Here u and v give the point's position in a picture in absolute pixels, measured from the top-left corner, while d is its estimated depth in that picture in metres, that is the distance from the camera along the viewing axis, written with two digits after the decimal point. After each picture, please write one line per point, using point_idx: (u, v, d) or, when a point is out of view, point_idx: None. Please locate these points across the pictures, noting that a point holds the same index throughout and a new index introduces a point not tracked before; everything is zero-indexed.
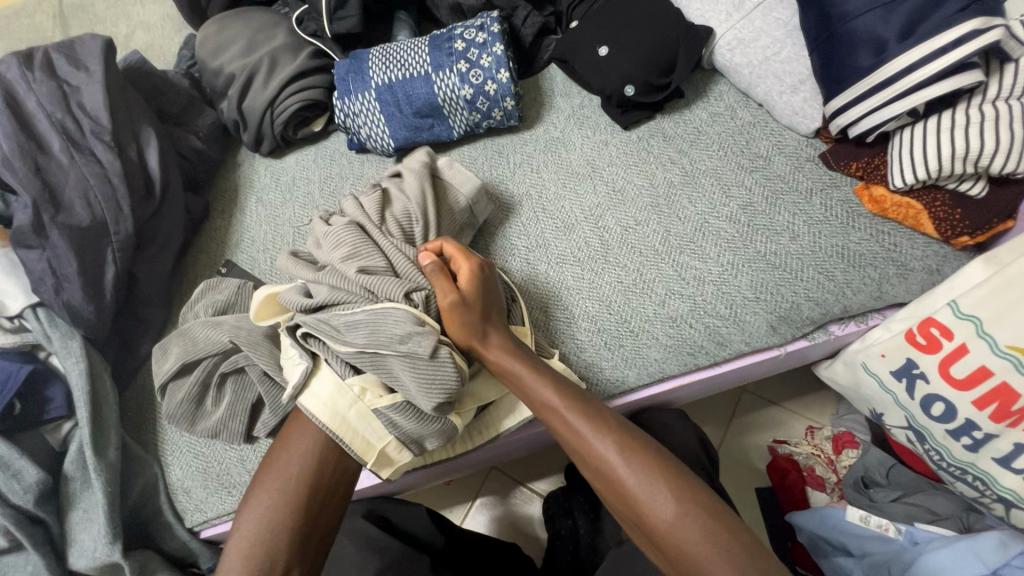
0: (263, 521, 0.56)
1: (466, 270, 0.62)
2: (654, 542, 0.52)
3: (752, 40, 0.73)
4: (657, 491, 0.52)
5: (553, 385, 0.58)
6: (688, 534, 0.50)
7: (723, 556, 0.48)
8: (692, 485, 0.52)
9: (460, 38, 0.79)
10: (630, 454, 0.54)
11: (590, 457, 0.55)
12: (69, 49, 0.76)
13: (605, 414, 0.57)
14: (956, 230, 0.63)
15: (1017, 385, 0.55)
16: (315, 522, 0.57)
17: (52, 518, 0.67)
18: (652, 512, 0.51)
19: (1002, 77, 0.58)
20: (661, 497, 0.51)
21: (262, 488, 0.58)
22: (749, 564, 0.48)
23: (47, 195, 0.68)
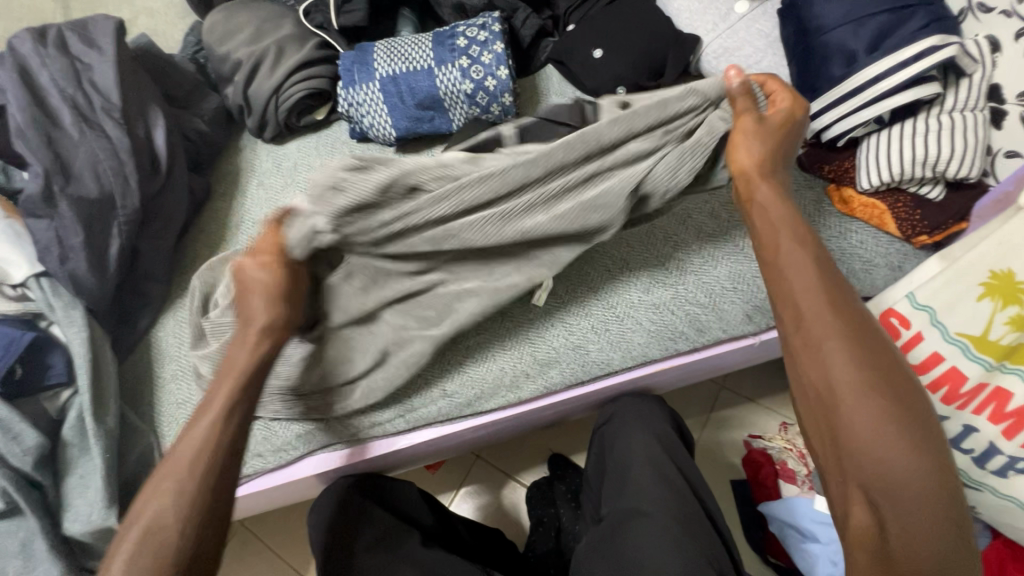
0: (181, 463, 0.52)
1: (779, 102, 0.60)
2: (866, 495, 0.43)
3: (736, 49, 0.78)
4: (889, 433, 0.42)
5: (817, 277, 0.49)
6: (904, 472, 0.42)
7: (938, 532, 0.41)
8: (941, 452, 0.43)
9: (462, 35, 0.82)
10: (877, 386, 0.44)
11: (818, 373, 0.46)
12: (83, 29, 0.78)
13: (879, 346, 0.46)
14: (916, 230, 0.68)
15: (966, 369, 0.60)
16: (224, 444, 0.53)
17: (49, 482, 0.69)
18: (880, 454, 0.42)
19: (958, 90, 0.64)
20: (899, 442, 0.42)
21: (172, 466, 0.52)
22: (957, 547, 0.41)
23: (58, 165, 0.70)
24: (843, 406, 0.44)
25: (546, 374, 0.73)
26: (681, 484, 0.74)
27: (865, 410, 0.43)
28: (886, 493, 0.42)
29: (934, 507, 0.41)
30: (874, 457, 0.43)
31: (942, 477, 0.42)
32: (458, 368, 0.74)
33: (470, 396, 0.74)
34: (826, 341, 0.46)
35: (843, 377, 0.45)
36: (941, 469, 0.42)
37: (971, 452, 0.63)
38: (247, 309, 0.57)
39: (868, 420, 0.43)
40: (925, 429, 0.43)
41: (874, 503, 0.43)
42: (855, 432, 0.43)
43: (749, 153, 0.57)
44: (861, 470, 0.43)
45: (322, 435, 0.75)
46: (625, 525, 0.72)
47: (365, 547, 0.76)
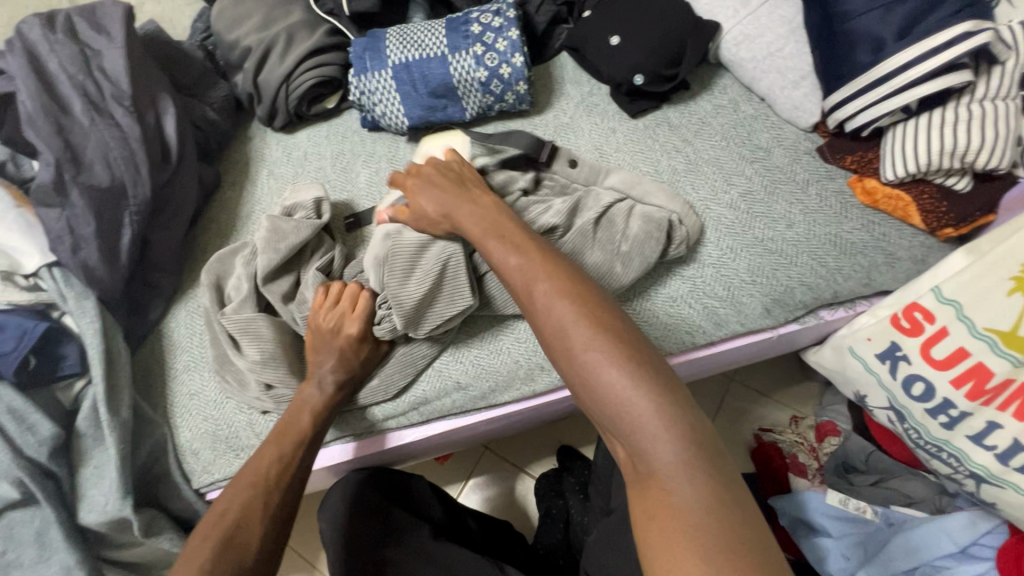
0: (243, 494, 0.60)
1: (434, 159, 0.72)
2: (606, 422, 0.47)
3: (757, 37, 0.76)
4: (616, 365, 0.47)
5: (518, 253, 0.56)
6: (614, 390, 0.46)
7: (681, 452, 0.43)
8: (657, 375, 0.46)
9: (476, 22, 0.81)
10: (586, 325, 0.49)
11: (547, 325, 0.51)
12: (91, 14, 0.76)
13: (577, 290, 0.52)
14: (941, 222, 0.67)
15: (993, 365, 0.59)
16: (281, 483, 0.62)
17: (65, 472, 0.69)
18: (608, 385, 0.46)
19: (989, 78, 0.62)
20: (611, 373, 0.47)
21: (243, 481, 0.61)
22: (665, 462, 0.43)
23: (70, 154, 0.69)
24: (570, 335, 0.49)
25: None
26: None
27: (580, 347, 0.48)
28: (619, 423, 0.46)
29: (662, 411, 0.45)
30: (595, 375, 0.47)
31: (672, 396, 0.45)
32: (473, 361, 0.73)
33: (482, 390, 0.73)
34: (541, 289, 0.52)
35: (550, 322, 0.51)
36: (661, 383, 0.46)
37: (994, 449, 0.62)
38: (319, 355, 0.69)
39: (587, 350, 0.48)
40: (641, 354, 0.48)
41: (618, 432, 0.46)
42: (583, 366, 0.48)
43: (423, 210, 0.68)
44: (600, 400, 0.47)
45: (340, 426, 0.75)
46: (635, 520, 0.71)
47: (376, 542, 0.76)
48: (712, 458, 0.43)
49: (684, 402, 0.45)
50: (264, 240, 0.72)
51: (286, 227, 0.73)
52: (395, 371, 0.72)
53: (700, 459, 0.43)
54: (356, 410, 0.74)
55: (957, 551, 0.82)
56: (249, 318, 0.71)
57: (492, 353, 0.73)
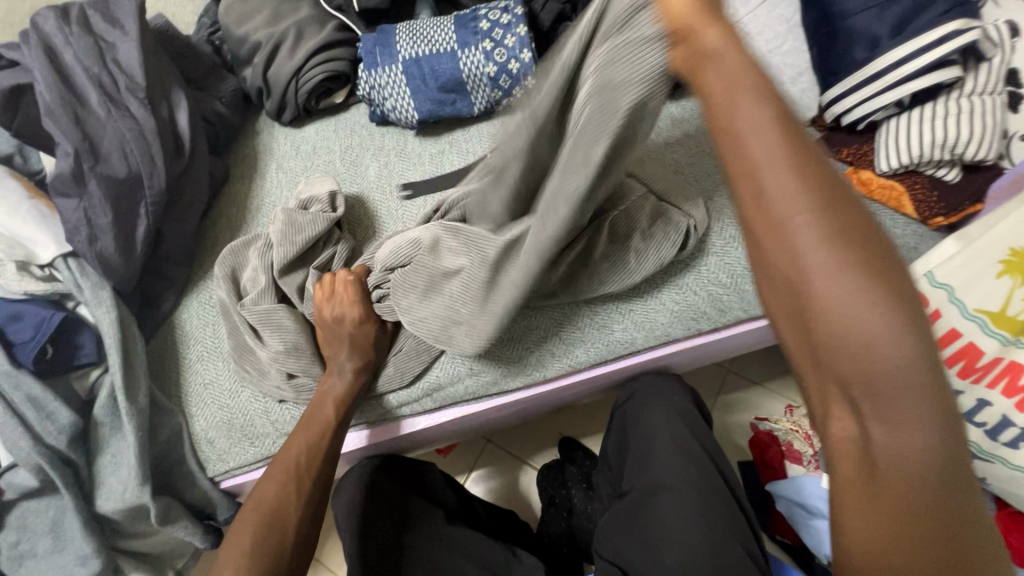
0: (279, 477, 0.63)
1: None
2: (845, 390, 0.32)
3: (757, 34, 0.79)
4: (889, 319, 0.31)
5: (767, 115, 0.35)
6: (893, 355, 0.30)
7: (940, 445, 0.31)
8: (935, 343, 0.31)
9: (485, 18, 0.83)
10: (851, 254, 0.31)
11: (780, 242, 0.33)
12: (104, 7, 0.77)
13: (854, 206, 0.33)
14: (933, 211, 0.70)
15: (983, 344, 0.62)
16: (312, 467, 0.64)
17: (82, 461, 0.69)
18: (874, 346, 0.31)
19: (978, 73, 0.65)
20: (883, 327, 0.31)
21: (278, 465, 0.64)
22: (922, 452, 0.31)
23: (87, 145, 0.70)
24: (811, 272, 0.32)
25: (570, 353, 0.75)
26: (703, 458, 0.75)
27: (844, 286, 0.31)
28: (866, 394, 0.32)
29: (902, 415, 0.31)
30: (850, 337, 0.31)
31: (940, 396, 0.31)
32: (486, 348, 0.75)
33: (495, 376, 0.75)
34: (755, 172, 0.34)
35: (793, 240, 0.33)
36: (916, 375, 0.31)
37: (982, 425, 0.65)
38: (334, 346, 0.71)
39: (828, 299, 0.32)
40: (909, 332, 0.31)
41: (863, 404, 0.32)
42: (832, 309, 0.32)
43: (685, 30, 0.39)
44: (852, 363, 0.32)
45: (355, 413, 0.77)
46: (652, 501, 0.74)
47: (392, 527, 0.77)
48: (963, 464, 0.32)
49: (942, 388, 0.31)
50: (279, 233, 0.73)
51: (301, 220, 0.73)
52: (409, 358, 0.74)
53: (954, 463, 0.31)
54: (370, 396, 0.76)
55: None
56: (270, 309, 0.72)
57: (505, 340, 0.75)
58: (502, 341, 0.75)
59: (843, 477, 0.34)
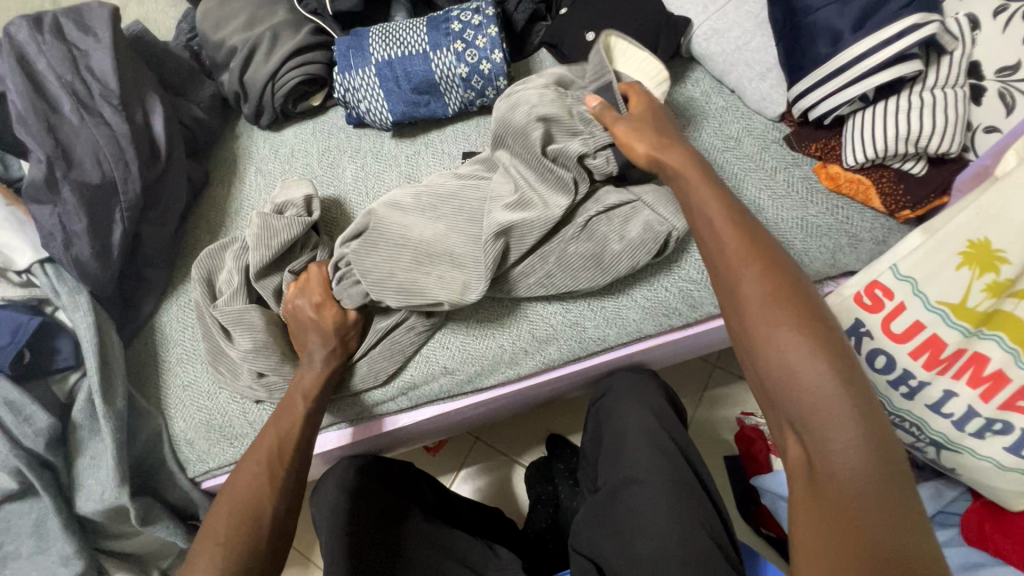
0: (250, 472, 0.62)
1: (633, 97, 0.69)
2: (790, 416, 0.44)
3: (726, 31, 0.80)
4: (805, 354, 0.43)
5: (722, 203, 0.53)
6: (816, 383, 0.42)
7: (866, 454, 0.40)
8: (848, 369, 0.43)
9: (456, 20, 0.83)
10: (785, 304, 0.46)
11: (739, 298, 0.48)
12: (78, 16, 0.78)
13: (781, 270, 0.48)
14: (900, 205, 0.70)
15: (946, 336, 0.63)
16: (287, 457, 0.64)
17: (61, 463, 0.70)
18: (804, 376, 0.43)
19: (939, 67, 0.66)
20: (807, 364, 0.43)
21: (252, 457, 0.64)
22: (855, 465, 0.41)
23: (60, 152, 0.71)
24: (778, 331, 0.45)
25: (543, 351, 0.76)
26: (675, 452, 0.76)
27: (774, 329, 0.45)
28: (804, 414, 0.43)
29: (881, 436, 0.41)
30: (790, 372, 0.44)
31: (864, 405, 0.42)
32: (459, 345, 0.76)
33: (469, 374, 0.76)
34: (742, 271, 0.48)
35: (747, 296, 0.47)
36: (862, 391, 0.42)
37: (950, 416, 0.66)
38: (302, 333, 0.72)
39: (795, 353, 0.44)
40: (844, 357, 0.43)
41: (798, 426, 0.43)
42: (768, 347, 0.45)
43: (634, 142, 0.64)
44: (793, 393, 0.43)
45: (333, 413, 0.77)
46: (623, 494, 0.74)
47: (367, 524, 0.77)
48: (897, 470, 0.41)
49: (871, 402, 0.42)
50: (253, 236, 0.73)
51: (275, 224, 0.74)
52: (382, 358, 0.74)
53: (887, 473, 0.40)
54: (348, 397, 0.77)
55: None
56: (240, 310, 0.73)
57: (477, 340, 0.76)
58: (474, 340, 0.76)
59: (798, 489, 0.44)
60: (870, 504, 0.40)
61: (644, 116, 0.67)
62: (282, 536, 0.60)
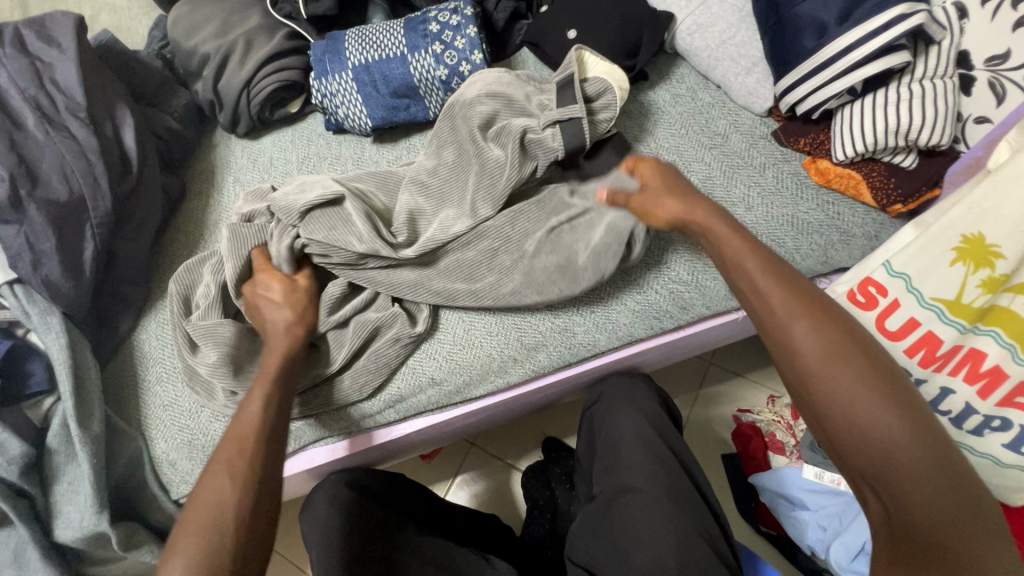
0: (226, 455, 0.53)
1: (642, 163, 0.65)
2: (867, 479, 0.43)
3: (709, 26, 0.78)
4: (877, 416, 0.42)
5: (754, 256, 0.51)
6: (894, 445, 0.42)
7: (950, 507, 0.41)
8: (923, 421, 0.42)
9: (434, 21, 0.81)
10: (848, 359, 0.44)
11: (793, 359, 0.46)
12: (41, 27, 0.75)
13: (835, 322, 0.46)
14: (891, 199, 0.69)
15: (941, 333, 0.62)
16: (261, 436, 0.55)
17: (37, 491, 0.68)
18: (877, 438, 0.42)
19: (927, 58, 0.64)
20: (881, 425, 0.42)
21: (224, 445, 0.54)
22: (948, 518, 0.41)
23: (24, 169, 0.68)
24: (839, 391, 0.44)
25: (533, 358, 0.74)
26: (670, 458, 0.74)
27: (840, 389, 0.44)
28: (879, 475, 0.43)
29: (958, 483, 0.41)
30: (857, 437, 0.43)
31: (946, 463, 0.41)
32: (445, 356, 0.74)
33: (457, 385, 0.74)
34: (794, 327, 0.46)
35: (806, 357, 0.45)
36: (938, 442, 0.42)
37: (948, 413, 0.65)
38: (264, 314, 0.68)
39: (861, 411, 0.43)
40: (910, 407, 0.43)
41: (875, 485, 0.43)
42: (838, 411, 0.44)
43: (659, 203, 0.61)
44: (870, 456, 0.43)
45: (317, 430, 0.75)
46: (619, 503, 0.73)
47: (359, 537, 0.76)
48: (983, 509, 0.42)
49: (947, 452, 0.42)
50: (225, 247, 0.71)
51: (246, 233, 0.72)
52: (366, 373, 0.72)
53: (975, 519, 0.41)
54: (331, 413, 0.75)
55: None
56: (213, 323, 0.71)
57: (465, 350, 0.74)
58: (460, 349, 0.74)
59: (881, 537, 0.45)
60: (954, 545, 0.41)
61: (659, 177, 0.64)
62: (252, 558, 0.49)
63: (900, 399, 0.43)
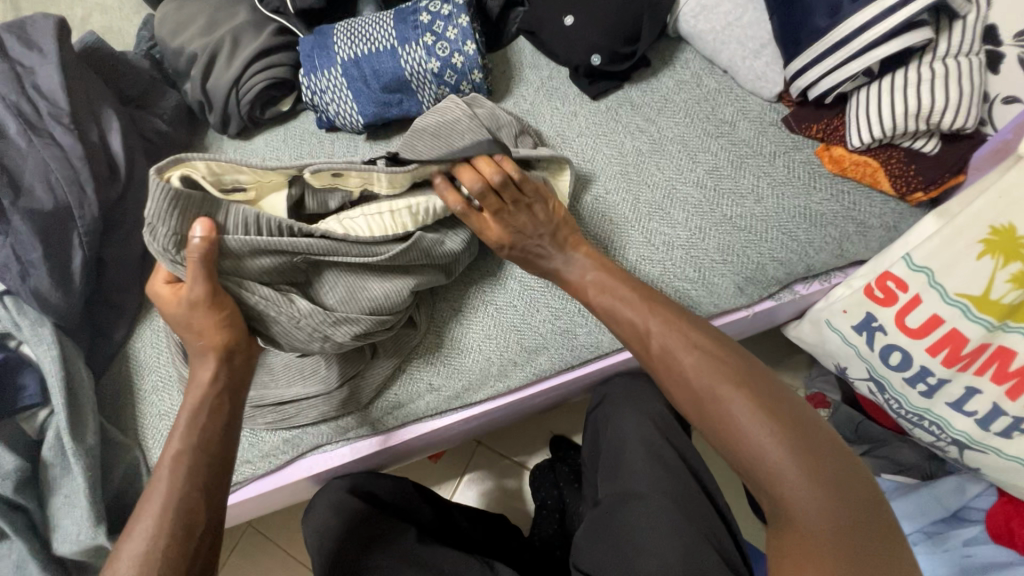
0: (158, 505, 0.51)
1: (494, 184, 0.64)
2: (747, 471, 0.48)
3: (714, 7, 0.74)
4: (747, 409, 0.49)
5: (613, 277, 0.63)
6: (764, 438, 0.47)
7: (825, 500, 0.44)
8: (789, 410, 0.49)
9: (425, 11, 0.78)
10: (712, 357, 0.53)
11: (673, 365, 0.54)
12: (22, 31, 0.73)
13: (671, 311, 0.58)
14: (910, 186, 0.65)
15: (967, 331, 0.58)
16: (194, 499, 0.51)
17: (34, 505, 0.67)
18: (746, 426, 0.48)
19: (951, 34, 0.60)
20: (742, 414, 0.49)
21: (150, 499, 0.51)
22: (833, 515, 0.44)
23: (8, 178, 0.67)
24: (712, 394, 0.51)
25: (534, 361, 0.72)
26: (677, 464, 0.72)
27: (706, 387, 0.51)
28: (760, 470, 0.47)
29: (833, 485, 0.45)
30: (735, 431, 0.49)
31: (812, 458, 0.46)
32: (446, 362, 0.72)
33: (455, 392, 0.72)
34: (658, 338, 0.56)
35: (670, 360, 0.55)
36: (804, 437, 0.47)
37: (974, 414, 0.61)
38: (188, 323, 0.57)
39: (734, 424, 0.49)
40: (762, 395, 0.50)
41: (758, 480, 0.47)
42: (718, 408, 0.50)
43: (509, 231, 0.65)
44: (741, 448, 0.48)
45: (305, 441, 0.72)
46: (622, 509, 0.70)
47: (361, 545, 0.74)
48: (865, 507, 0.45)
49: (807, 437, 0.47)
50: None
51: None
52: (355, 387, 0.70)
53: (850, 514, 0.44)
54: (329, 422, 0.72)
55: (948, 517, 0.80)
56: None
57: (462, 356, 0.72)
58: (457, 355, 0.72)
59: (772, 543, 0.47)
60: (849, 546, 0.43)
61: (524, 220, 0.65)
62: None
63: (770, 407, 0.49)
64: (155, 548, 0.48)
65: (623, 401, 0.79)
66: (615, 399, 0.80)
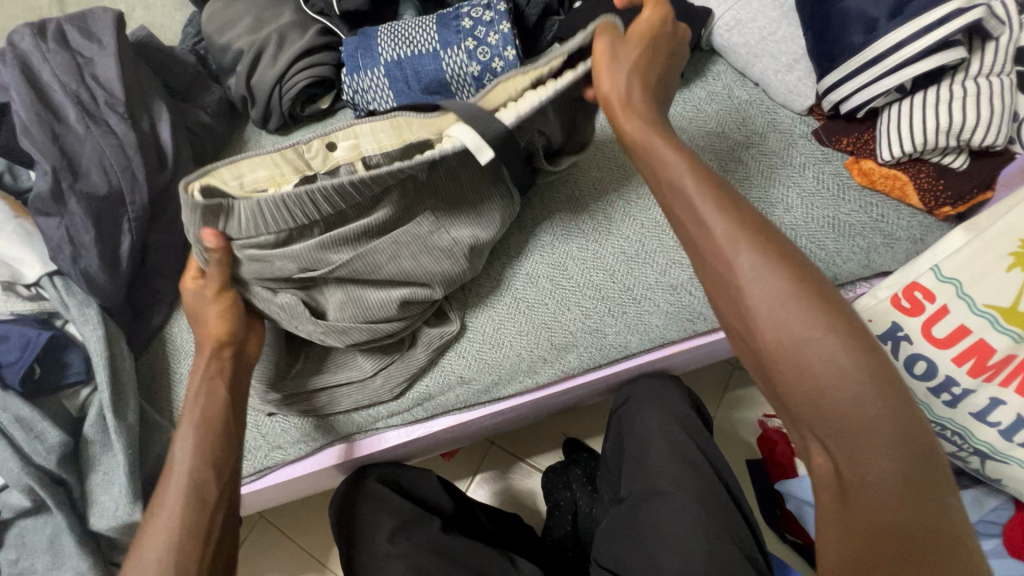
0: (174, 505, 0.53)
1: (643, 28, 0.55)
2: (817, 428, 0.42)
3: (749, 21, 0.76)
4: (844, 367, 0.41)
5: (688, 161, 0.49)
6: (857, 395, 0.41)
7: (904, 473, 0.41)
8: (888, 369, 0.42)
9: (467, 16, 0.80)
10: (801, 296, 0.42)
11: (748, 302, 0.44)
12: (82, 23, 0.76)
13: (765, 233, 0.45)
14: (939, 201, 0.67)
15: (994, 342, 0.60)
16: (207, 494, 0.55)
17: (73, 479, 0.69)
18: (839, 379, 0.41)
19: (983, 54, 0.62)
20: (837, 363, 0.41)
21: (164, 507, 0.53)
22: (905, 487, 0.41)
23: (66, 162, 0.69)
24: (803, 343, 0.42)
25: (563, 358, 0.73)
26: (701, 462, 0.73)
27: (796, 330, 0.42)
28: (841, 430, 0.41)
29: (915, 458, 0.41)
30: (820, 384, 0.41)
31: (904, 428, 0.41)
32: (476, 354, 0.74)
33: (484, 386, 0.74)
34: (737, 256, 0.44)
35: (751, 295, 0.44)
36: (899, 400, 0.41)
37: (998, 424, 0.63)
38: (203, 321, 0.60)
39: (836, 387, 0.41)
40: (860, 347, 0.42)
41: (829, 439, 0.42)
42: (805, 357, 0.41)
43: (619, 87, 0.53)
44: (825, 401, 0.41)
45: (333, 429, 0.74)
46: (647, 506, 0.71)
47: (387, 533, 0.75)
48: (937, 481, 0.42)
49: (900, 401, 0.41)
50: None
51: None
52: (384, 376, 0.72)
53: (920, 487, 0.41)
54: (361, 410, 0.74)
55: None
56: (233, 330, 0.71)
57: (494, 349, 0.73)
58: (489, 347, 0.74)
59: (826, 504, 0.44)
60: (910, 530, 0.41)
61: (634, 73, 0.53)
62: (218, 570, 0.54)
63: (872, 365, 0.41)
64: (171, 549, 0.51)
65: (647, 401, 0.80)
66: (632, 403, 0.81)
